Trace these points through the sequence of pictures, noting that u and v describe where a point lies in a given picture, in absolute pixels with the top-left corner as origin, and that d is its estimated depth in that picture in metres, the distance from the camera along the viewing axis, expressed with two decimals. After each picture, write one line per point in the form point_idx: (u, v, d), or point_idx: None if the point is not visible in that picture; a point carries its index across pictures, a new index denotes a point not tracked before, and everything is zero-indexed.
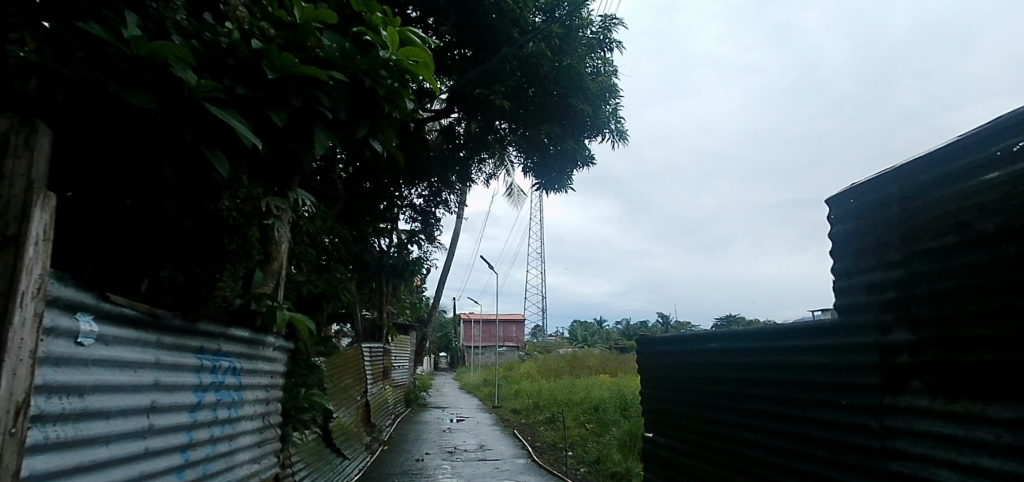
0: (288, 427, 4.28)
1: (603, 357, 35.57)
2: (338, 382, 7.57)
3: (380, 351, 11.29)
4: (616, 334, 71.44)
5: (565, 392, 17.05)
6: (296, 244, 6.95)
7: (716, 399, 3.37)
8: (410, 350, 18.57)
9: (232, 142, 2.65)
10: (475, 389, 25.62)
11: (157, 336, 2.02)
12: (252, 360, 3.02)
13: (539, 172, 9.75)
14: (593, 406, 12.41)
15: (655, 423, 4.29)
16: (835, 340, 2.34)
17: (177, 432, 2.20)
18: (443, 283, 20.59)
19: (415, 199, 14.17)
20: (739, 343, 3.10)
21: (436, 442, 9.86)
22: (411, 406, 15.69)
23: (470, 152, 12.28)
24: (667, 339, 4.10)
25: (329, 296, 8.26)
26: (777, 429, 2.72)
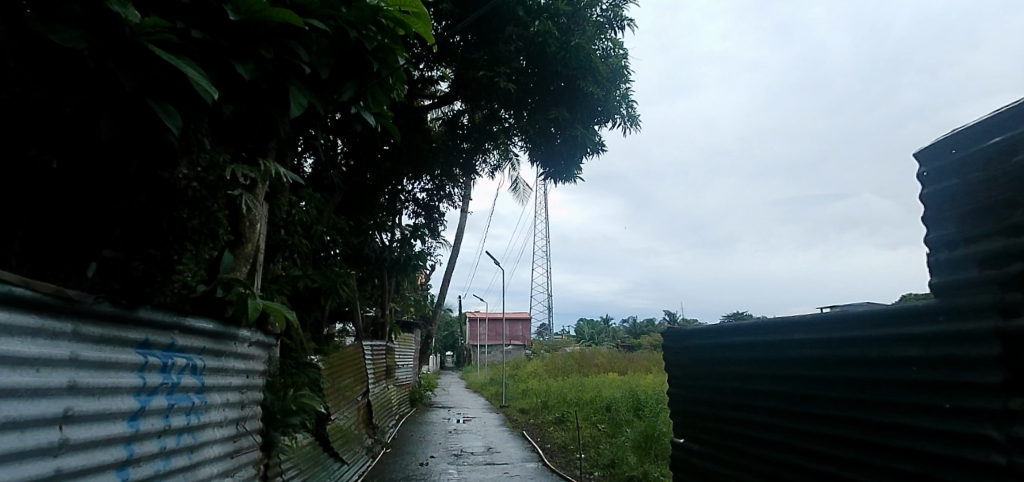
0: (274, 433, 3.84)
1: (610, 355, 35.12)
2: (337, 383, 7.14)
3: (383, 349, 10.87)
4: (622, 332, 70.96)
5: (575, 390, 16.59)
6: (290, 236, 6.53)
7: (760, 399, 2.98)
8: (415, 349, 18.17)
9: (186, 96, 2.21)
10: (481, 389, 25.17)
11: (75, 325, 1.58)
12: (220, 359, 2.58)
13: (546, 161, 9.22)
14: (605, 406, 11.94)
15: (688, 428, 3.82)
16: (924, 328, 1.92)
17: (110, 448, 1.75)
18: (449, 280, 20.17)
19: (418, 192, 13.74)
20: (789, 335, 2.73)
21: (442, 444, 9.43)
22: (416, 406, 15.28)
23: (474, 143, 11.93)
24: (704, 333, 3.63)
25: (327, 291, 7.83)
26: (851, 438, 2.25)
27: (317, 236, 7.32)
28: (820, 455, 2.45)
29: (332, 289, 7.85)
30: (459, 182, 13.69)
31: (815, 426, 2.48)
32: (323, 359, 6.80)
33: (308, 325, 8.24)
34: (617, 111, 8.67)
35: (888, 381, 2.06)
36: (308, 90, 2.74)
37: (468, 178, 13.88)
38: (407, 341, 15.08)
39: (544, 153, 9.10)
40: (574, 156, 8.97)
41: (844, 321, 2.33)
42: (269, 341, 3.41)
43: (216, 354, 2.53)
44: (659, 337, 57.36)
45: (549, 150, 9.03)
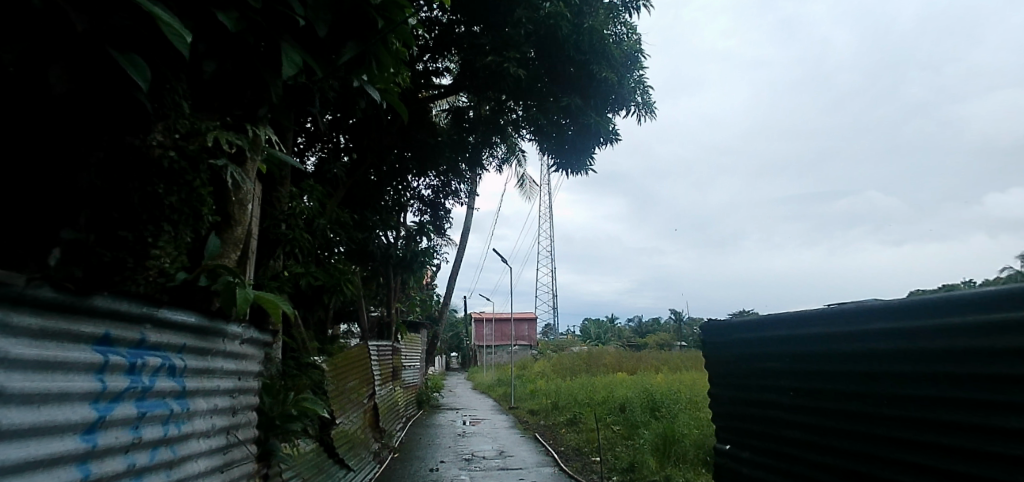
0: (273, 440, 3.49)
1: (618, 355, 34.79)
2: (342, 386, 6.82)
3: (390, 350, 10.54)
4: (628, 331, 70.65)
5: (585, 390, 16.29)
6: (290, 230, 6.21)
7: (790, 398, 2.93)
8: (422, 349, 17.87)
9: (160, 46, 1.86)
10: (488, 390, 24.79)
11: (5, 314, 1.22)
12: (205, 359, 2.23)
13: (557, 152, 8.93)
14: (619, 406, 11.62)
15: (734, 433, 3.45)
16: (978, 319, 1.84)
17: (58, 469, 1.39)
18: (454, 280, 19.81)
19: (423, 189, 13.41)
20: (824, 331, 2.68)
21: (452, 448, 9.10)
22: (423, 408, 14.95)
23: (480, 137, 11.60)
24: (756, 326, 3.27)
25: (331, 289, 7.51)
26: (968, 446, 1.89)
27: (320, 230, 6.99)
28: (865, 456, 2.38)
29: (336, 287, 7.54)
30: (464, 177, 13.35)
31: (857, 425, 2.43)
32: (327, 360, 6.49)
33: (311, 325, 7.92)
34: (631, 98, 8.42)
35: (940, 377, 2.00)
36: (304, 49, 2.38)
37: (474, 173, 13.54)
38: (413, 341, 14.75)
39: (556, 143, 8.81)
40: (587, 146, 8.68)
41: (890, 316, 2.28)
42: (265, 338, 3.07)
43: (200, 353, 2.18)
44: (665, 337, 57.01)
45: (561, 139, 8.77)
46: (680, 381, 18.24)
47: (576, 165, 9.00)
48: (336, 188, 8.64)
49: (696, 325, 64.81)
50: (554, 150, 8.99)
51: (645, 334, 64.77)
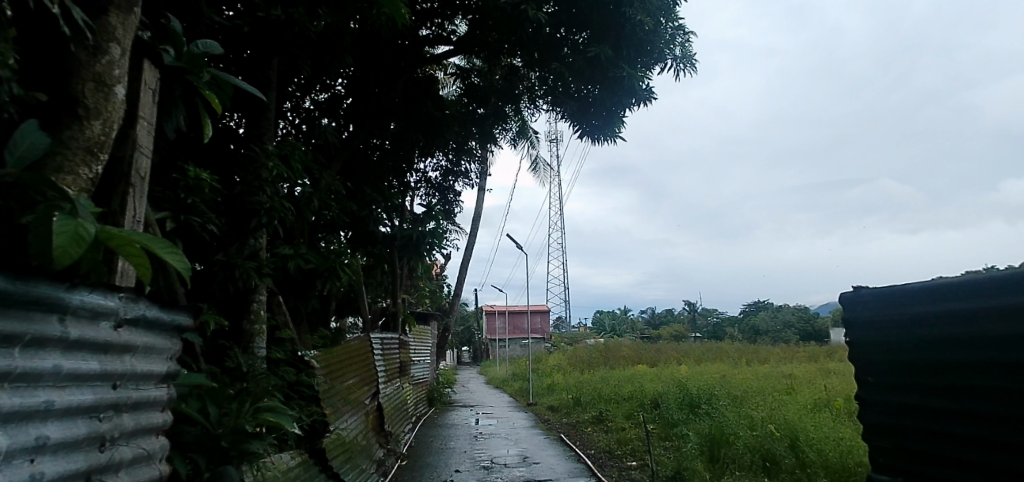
0: (219, 467, 2.49)
1: (635, 347, 33.63)
2: (338, 386, 5.84)
3: (396, 344, 9.54)
4: (642, 323, 69.46)
5: (609, 384, 15.28)
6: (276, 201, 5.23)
7: (869, 391, 2.48)
8: (433, 343, 16.92)
9: None
10: (504, 385, 23.71)
11: None
12: (23, 355, 1.33)
13: (582, 118, 8.04)
14: (651, 403, 10.67)
15: (913, 455, 2.26)
16: (984, 308, 1.84)
17: None
18: (467, 270, 18.75)
19: (430, 171, 12.39)
20: (856, 321, 2.53)
21: (469, 453, 8.10)
22: (434, 406, 13.98)
23: (490, 109, 10.89)
24: (945, 290, 2.06)
25: (324, 275, 6.57)
26: None
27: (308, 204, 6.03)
28: (924, 457, 2.20)
29: (331, 272, 6.58)
30: (475, 153, 12.27)
31: (861, 414, 2.52)
32: (318, 356, 5.52)
33: (305, 316, 6.98)
34: (669, 50, 7.32)
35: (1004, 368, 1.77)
36: None
37: (484, 149, 12.47)
38: (422, 334, 13.72)
39: (579, 108, 7.95)
40: (615, 109, 7.70)
41: (886, 305, 2.36)
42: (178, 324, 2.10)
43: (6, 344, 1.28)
44: (681, 329, 55.77)
45: (586, 103, 7.87)
46: (710, 375, 17.00)
47: (605, 130, 8.03)
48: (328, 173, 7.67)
49: (713, 316, 63.33)
50: (580, 113, 8.00)
51: (662, 326, 63.31)
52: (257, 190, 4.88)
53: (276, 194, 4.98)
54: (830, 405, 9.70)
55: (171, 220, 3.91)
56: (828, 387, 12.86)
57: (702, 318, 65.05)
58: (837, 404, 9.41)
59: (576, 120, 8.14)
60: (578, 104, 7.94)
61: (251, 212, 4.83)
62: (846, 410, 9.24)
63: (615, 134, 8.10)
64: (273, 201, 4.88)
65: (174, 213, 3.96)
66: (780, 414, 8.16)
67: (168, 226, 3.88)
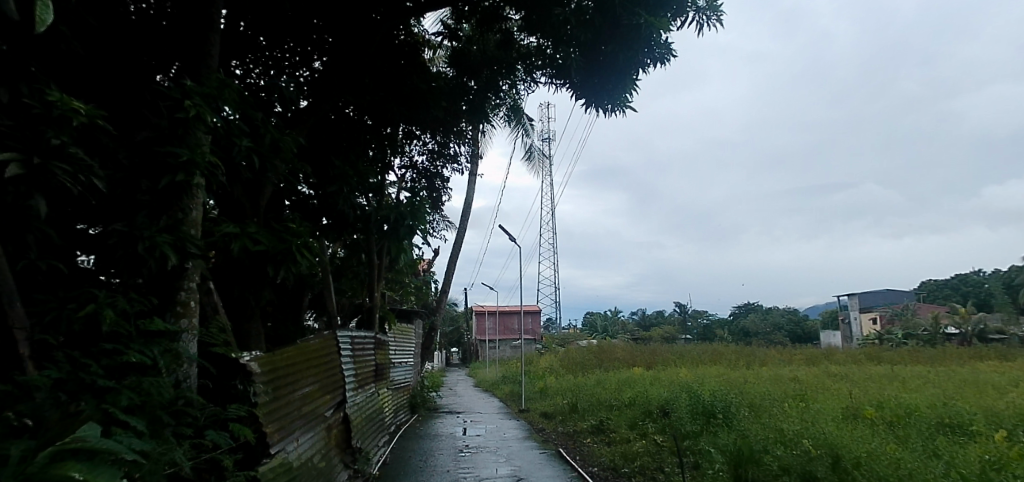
0: None
1: (628, 348, 32.59)
2: (286, 396, 4.68)
3: (371, 345, 8.34)
4: (632, 324, 68.67)
5: (608, 389, 14.20)
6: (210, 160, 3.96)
7: None
8: (417, 344, 15.76)
9: None
10: (494, 388, 22.55)
11: None
12: None
13: (589, 89, 7.09)
14: (658, 409, 9.60)
15: None
16: None
17: None
18: (455, 264, 17.57)
19: (416, 154, 11.20)
20: None
21: (452, 471, 6.94)
22: (417, 413, 12.81)
23: (483, 82, 9.92)
24: None
25: (278, 260, 5.35)
26: None
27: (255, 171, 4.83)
28: None
29: (286, 257, 5.36)
30: (465, 133, 11.12)
31: None
32: (259, 359, 4.36)
33: (256, 310, 5.78)
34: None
35: None
36: None
37: (475, 129, 11.34)
38: (405, 333, 12.54)
39: (586, 78, 6.99)
40: (629, 75, 6.74)
41: None
42: None
43: None
44: (673, 331, 54.93)
45: (594, 71, 6.90)
46: (713, 379, 16.04)
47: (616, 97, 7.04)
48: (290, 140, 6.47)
49: (705, 318, 62.57)
50: (589, 78, 7.00)
51: (654, 327, 62.43)
52: (174, 139, 3.59)
53: (201, 145, 3.67)
54: (858, 415, 8.71)
55: (21, 164, 2.63)
56: (845, 394, 11.90)
57: (694, 319, 64.30)
58: (867, 415, 8.42)
59: (582, 93, 7.19)
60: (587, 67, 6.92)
61: (163, 169, 3.58)
62: (878, 421, 8.25)
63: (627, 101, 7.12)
64: (195, 154, 3.59)
65: (26, 154, 2.68)
66: (812, 426, 7.13)
67: (14, 169, 2.59)
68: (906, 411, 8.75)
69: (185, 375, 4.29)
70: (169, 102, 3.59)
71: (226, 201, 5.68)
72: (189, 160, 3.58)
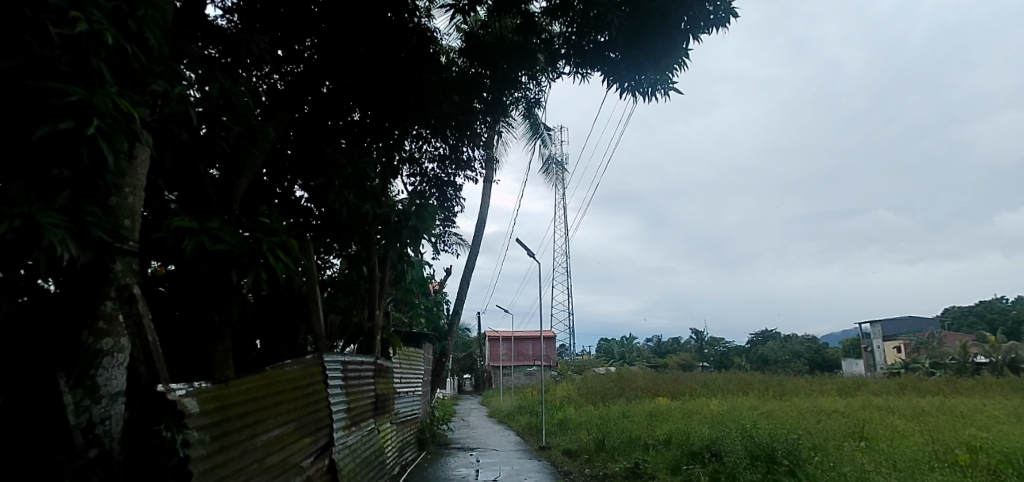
0: None
1: (649, 376, 30.83)
2: (244, 445, 3.52)
3: (371, 372, 7.13)
4: (648, 351, 66.59)
5: (637, 423, 12.74)
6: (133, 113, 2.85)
7: None
8: (427, 370, 14.50)
9: None
10: (509, 420, 21.00)
11: None
12: None
13: (633, 72, 6.83)
14: (706, 449, 8.25)
15: None
16: None
17: None
18: (468, 285, 16.33)
19: (426, 162, 10.13)
20: None
21: None
22: (425, 449, 11.49)
23: (498, 78, 9.11)
24: None
25: (245, 264, 4.18)
26: None
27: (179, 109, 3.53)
28: None
29: (254, 260, 4.19)
30: (480, 134, 10.01)
31: None
32: (207, 395, 3.22)
33: (223, 328, 4.63)
34: None
35: None
36: None
37: (491, 131, 10.29)
38: (413, 359, 11.32)
39: (627, 60, 6.74)
40: (676, 48, 6.40)
41: None
42: None
43: None
44: (691, 359, 52.86)
45: (635, 51, 6.62)
46: (751, 412, 14.51)
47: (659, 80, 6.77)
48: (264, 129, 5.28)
49: (725, 345, 60.38)
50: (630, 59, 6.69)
51: (672, 355, 60.22)
52: (58, 69, 2.47)
53: (101, 77, 2.59)
54: (951, 461, 7.22)
55: None
56: (916, 434, 10.30)
57: (714, 346, 61.99)
58: (960, 460, 7.03)
59: (625, 76, 6.93)
60: (628, 47, 6.59)
61: (42, 113, 2.44)
62: (980, 470, 6.79)
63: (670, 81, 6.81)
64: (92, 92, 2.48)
65: None
66: None
67: None
68: (1012, 457, 7.24)
69: (104, 413, 3.16)
70: (52, 14, 2.49)
71: (189, 192, 4.60)
72: (83, 103, 2.48)
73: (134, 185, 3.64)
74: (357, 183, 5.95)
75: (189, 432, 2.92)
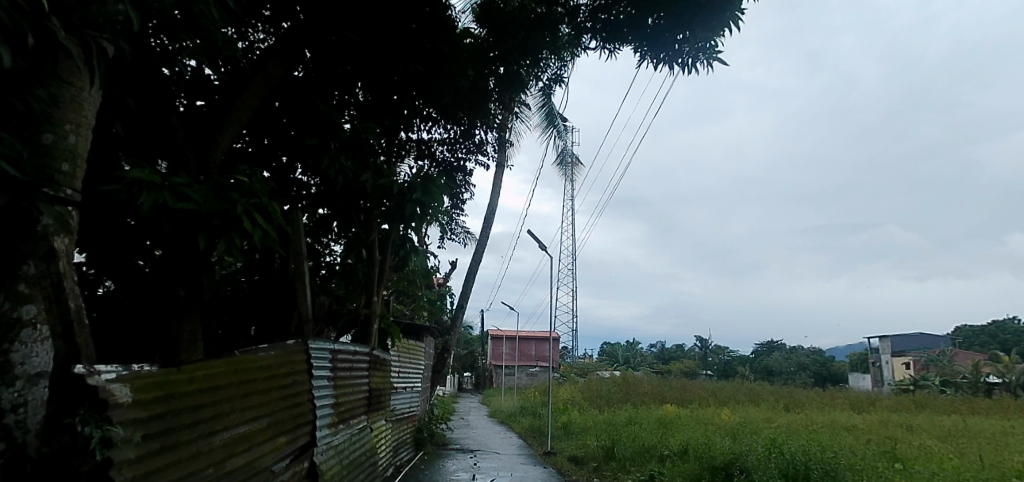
0: None
1: (655, 382, 29.97)
2: (194, 447, 2.81)
3: (365, 363, 6.46)
4: (652, 357, 65.67)
5: (648, 431, 12.00)
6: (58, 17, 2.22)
7: None
8: (427, 366, 13.81)
9: None
10: (510, 422, 20.25)
11: None
12: None
13: (672, 40, 6.45)
14: (729, 468, 7.53)
15: None
16: None
17: None
18: (474, 279, 15.63)
19: (434, 144, 9.39)
20: None
21: None
22: (422, 449, 10.81)
23: (515, 55, 8.40)
24: None
25: (216, 229, 3.53)
26: None
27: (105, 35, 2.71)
28: None
29: (228, 224, 3.55)
30: (493, 114, 9.33)
31: None
32: (149, 383, 2.51)
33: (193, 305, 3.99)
34: None
35: None
36: None
37: (505, 110, 9.62)
38: (413, 352, 10.64)
39: (666, 27, 6.36)
40: (720, 17, 5.97)
41: None
42: None
43: None
44: (697, 367, 51.88)
45: (675, 18, 6.22)
46: (769, 426, 13.62)
47: (698, 51, 6.41)
48: (250, 83, 4.63)
49: (731, 354, 59.31)
50: (669, 24, 6.32)
51: (677, 361, 59.27)
52: None
53: None
54: None
55: None
56: (953, 459, 9.49)
57: (720, 354, 60.94)
58: None
59: (663, 46, 6.55)
60: (666, 13, 6.22)
61: None
62: None
63: (710, 53, 6.41)
64: None
65: None
66: None
67: None
68: None
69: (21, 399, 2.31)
70: None
71: (159, 145, 3.97)
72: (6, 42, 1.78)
73: (78, 122, 3.00)
74: (355, 151, 5.29)
75: (118, 430, 2.21)
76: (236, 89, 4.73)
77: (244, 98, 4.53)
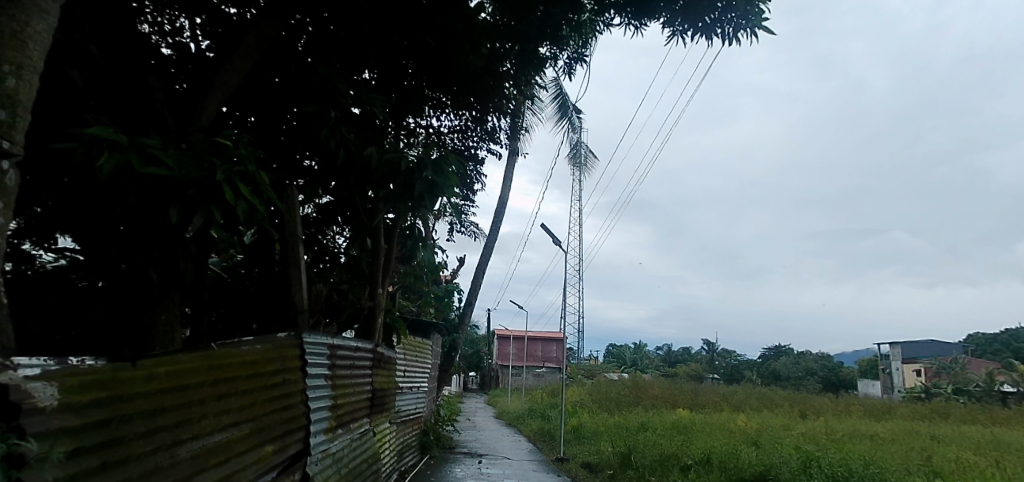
0: None
1: (666, 386, 29.31)
2: (149, 464, 2.24)
3: (368, 361, 5.91)
4: (659, 359, 64.91)
5: (666, 436, 11.42)
6: None
7: None
8: (434, 366, 13.26)
9: None
10: (518, 424, 19.65)
11: None
12: None
13: (711, 8, 5.84)
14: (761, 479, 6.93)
15: None
16: None
17: None
18: (483, 276, 15.08)
19: (445, 130, 8.86)
20: None
21: None
22: (429, 453, 10.27)
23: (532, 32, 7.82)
24: None
25: (191, 200, 2.98)
26: None
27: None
28: None
29: (205, 194, 2.99)
30: (507, 99, 8.76)
31: None
32: (84, 382, 1.94)
33: (167, 290, 3.44)
34: None
35: None
36: None
37: (520, 94, 9.04)
38: (420, 351, 10.09)
39: None
40: None
41: None
42: None
43: None
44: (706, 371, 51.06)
45: None
46: (792, 433, 12.96)
47: (743, 19, 5.80)
48: (241, 42, 4.07)
49: (740, 357, 58.43)
50: None
51: (686, 365, 58.46)
52: None
53: None
54: None
55: None
56: (996, 472, 8.86)
57: (729, 358, 60.06)
58: None
59: (700, 15, 5.95)
60: None
61: None
62: None
63: (755, 21, 5.80)
64: None
65: None
66: None
67: None
68: None
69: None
70: None
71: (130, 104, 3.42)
72: None
73: (20, 62, 2.43)
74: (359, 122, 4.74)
75: (34, 445, 1.62)
76: (225, 49, 4.20)
77: (234, 59, 3.97)
